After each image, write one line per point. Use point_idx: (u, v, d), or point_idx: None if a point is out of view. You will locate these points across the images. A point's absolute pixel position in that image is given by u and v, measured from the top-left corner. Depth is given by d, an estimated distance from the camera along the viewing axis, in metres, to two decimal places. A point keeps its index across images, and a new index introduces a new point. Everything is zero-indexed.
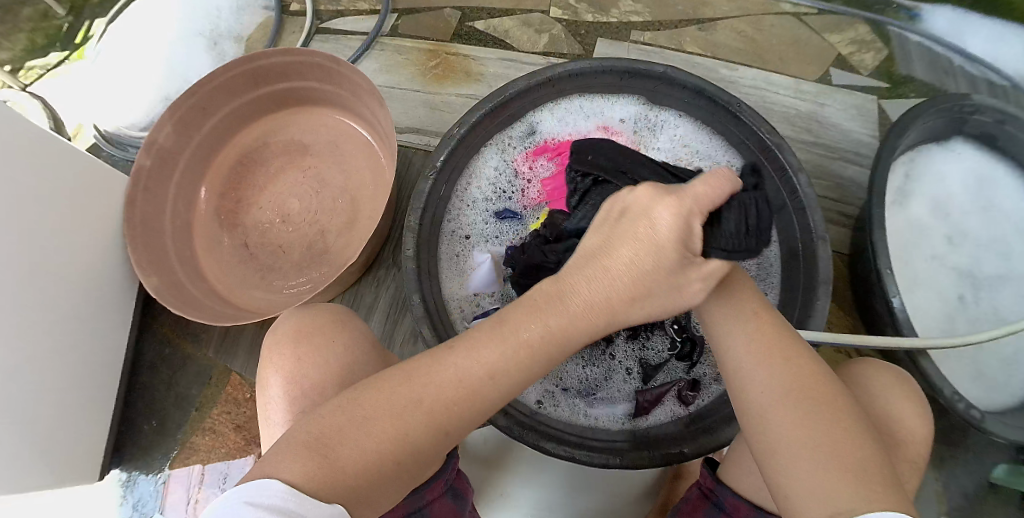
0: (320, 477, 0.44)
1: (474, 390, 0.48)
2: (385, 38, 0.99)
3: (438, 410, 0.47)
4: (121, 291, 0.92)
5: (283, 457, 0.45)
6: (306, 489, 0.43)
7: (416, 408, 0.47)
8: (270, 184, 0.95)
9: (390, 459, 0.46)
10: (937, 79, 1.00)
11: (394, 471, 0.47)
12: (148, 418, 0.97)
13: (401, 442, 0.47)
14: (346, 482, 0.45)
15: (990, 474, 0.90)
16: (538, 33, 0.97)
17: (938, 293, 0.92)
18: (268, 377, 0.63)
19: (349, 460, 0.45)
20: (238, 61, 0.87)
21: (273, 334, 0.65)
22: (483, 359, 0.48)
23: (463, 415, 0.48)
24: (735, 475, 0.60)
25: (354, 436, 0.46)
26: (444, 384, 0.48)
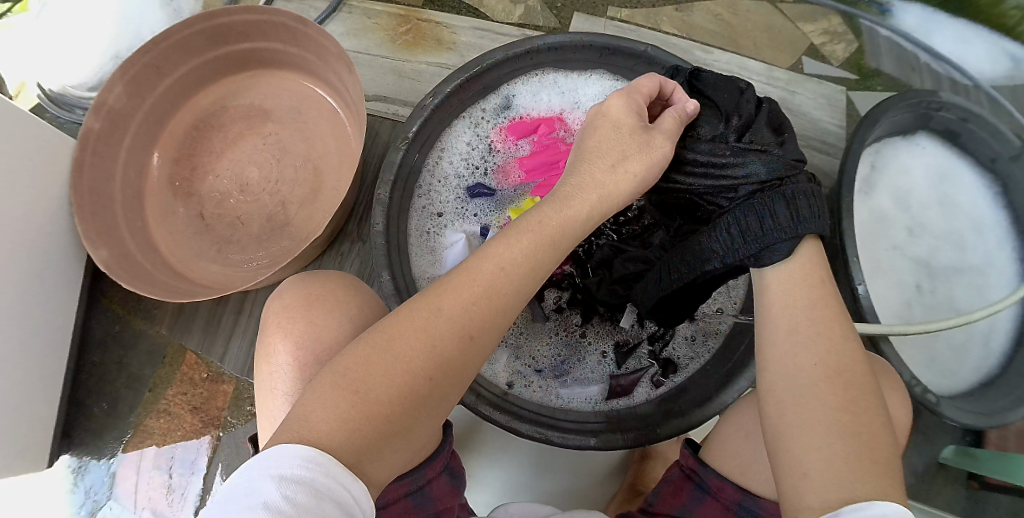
0: (349, 413, 0.42)
1: (496, 298, 0.47)
2: (353, 0, 0.94)
3: (460, 314, 0.46)
4: (68, 264, 0.87)
5: (311, 402, 0.43)
6: (336, 428, 0.42)
7: (439, 320, 0.45)
8: (227, 151, 0.90)
9: (420, 373, 0.44)
10: (904, 76, 1.02)
11: (427, 392, 0.45)
12: (98, 401, 0.91)
13: (430, 355, 0.45)
14: (376, 410, 0.43)
15: (940, 455, 0.93)
16: (513, 3, 0.94)
17: (899, 282, 0.95)
18: (274, 345, 0.59)
19: (377, 384, 0.43)
20: (197, 18, 0.82)
21: (270, 308, 0.62)
22: (499, 260, 0.47)
23: (495, 323, 0.47)
24: (713, 461, 0.60)
25: (379, 362, 0.44)
26: (459, 291, 0.46)
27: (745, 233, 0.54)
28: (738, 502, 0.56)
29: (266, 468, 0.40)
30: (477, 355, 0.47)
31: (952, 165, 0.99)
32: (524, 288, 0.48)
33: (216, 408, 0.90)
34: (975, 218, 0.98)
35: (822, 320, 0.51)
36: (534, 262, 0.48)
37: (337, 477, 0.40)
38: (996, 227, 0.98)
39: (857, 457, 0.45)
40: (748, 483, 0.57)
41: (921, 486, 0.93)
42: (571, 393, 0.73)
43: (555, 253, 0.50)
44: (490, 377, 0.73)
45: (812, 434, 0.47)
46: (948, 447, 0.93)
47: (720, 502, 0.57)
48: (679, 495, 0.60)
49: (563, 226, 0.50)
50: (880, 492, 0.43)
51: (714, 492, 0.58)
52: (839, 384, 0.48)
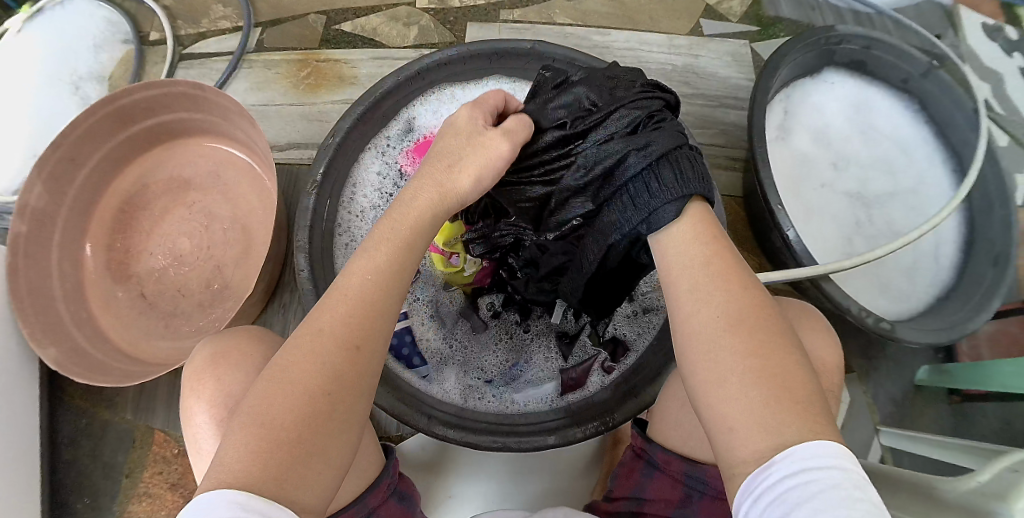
0: (258, 443, 0.42)
1: (369, 303, 0.48)
2: (250, 55, 0.95)
3: (340, 328, 0.46)
4: (21, 370, 0.86)
5: (227, 446, 0.42)
6: (249, 463, 0.41)
7: (321, 337, 0.46)
8: (156, 227, 0.91)
9: (317, 390, 0.44)
10: (804, 16, 1.05)
11: (327, 403, 0.44)
12: (80, 496, 0.91)
13: (320, 370, 0.45)
14: (282, 432, 0.42)
15: (917, 378, 0.96)
16: (406, 26, 0.96)
17: (835, 218, 0.96)
18: (192, 409, 0.59)
19: (277, 412, 0.43)
20: (101, 103, 0.82)
21: (190, 365, 0.62)
22: (365, 270, 0.49)
23: (375, 327, 0.48)
24: (669, 430, 0.62)
25: (276, 391, 0.44)
26: (337, 306, 0.47)
27: (636, 201, 0.54)
28: (686, 471, 0.58)
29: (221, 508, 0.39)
30: (370, 362, 0.47)
31: (865, 94, 1.02)
32: (394, 288, 0.49)
33: (195, 480, 0.91)
34: (896, 140, 1.01)
35: (725, 271, 0.52)
36: (395, 265, 0.50)
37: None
38: (919, 145, 1.01)
39: (786, 401, 0.46)
40: (698, 449, 0.58)
41: (896, 409, 0.95)
42: (526, 396, 0.74)
43: (412, 256, 0.51)
44: (443, 395, 0.73)
45: (739, 386, 0.47)
46: (921, 370, 0.96)
47: (670, 475, 0.59)
48: (634, 474, 0.62)
49: (415, 228, 0.51)
50: (811, 435, 0.45)
51: (663, 466, 0.59)
52: (746, 329, 0.49)
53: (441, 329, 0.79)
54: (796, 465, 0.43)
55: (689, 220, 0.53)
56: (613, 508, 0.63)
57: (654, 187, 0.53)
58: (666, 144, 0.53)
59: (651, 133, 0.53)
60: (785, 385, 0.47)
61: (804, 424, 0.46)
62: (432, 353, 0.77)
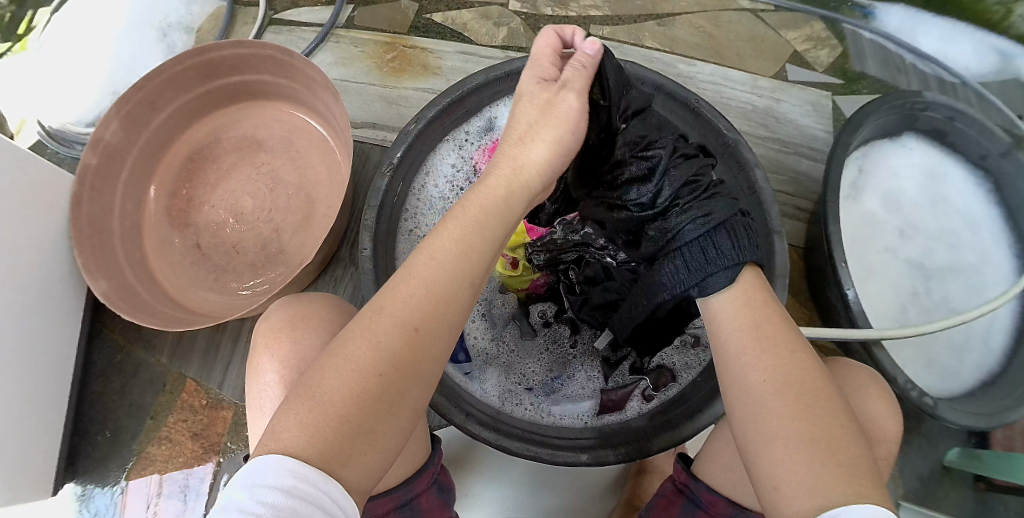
0: (309, 419, 0.43)
1: (437, 286, 0.48)
2: (340, 30, 0.97)
3: (401, 311, 0.47)
4: (69, 298, 0.88)
5: (280, 418, 0.44)
6: (300, 441, 0.42)
7: (383, 318, 0.47)
8: (222, 182, 0.92)
9: (372, 370, 0.45)
10: (889, 76, 1.03)
11: (381, 391, 0.45)
12: (102, 429, 0.93)
13: (379, 353, 0.45)
14: (334, 412, 0.43)
15: (945, 458, 0.93)
16: (496, 26, 0.97)
17: (892, 285, 0.94)
18: (262, 361, 0.60)
19: (333, 391, 0.44)
20: (189, 53, 0.84)
21: (263, 323, 0.64)
22: (434, 252, 0.49)
23: (441, 311, 0.48)
24: (708, 471, 0.61)
25: (335, 365, 0.45)
26: (401, 283, 0.48)
27: (688, 265, 0.57)
28: (730, 515, 0.58)
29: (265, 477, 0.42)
30: (427, 351, 0.47)
31: (941, 164, 0.99)
32: (460, 276, 0.49)
33: (216, 434, 0.92)
34: (966, 216, 0.98)
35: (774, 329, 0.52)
36: (464, 247, 0.49)
37: (307, 477, 0.41)
38: (989, 225, 0.98)
39: (842, 467, 0.45)
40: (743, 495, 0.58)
41: (925, 489, 0.92)
42: (563, 410, 0.74)
43: (483, 244, 0.50)
44: (483, 395, 0.73)
45: (787, 440, 0.47)
46: (951, 450, 0.92)
47: (713, 516, 0.59)
48: (671, 509, 0.62)
49: (484, 210, 0.51)
50: (859, 500, 0.44)
51: (707, 507, 0.59)
52: (789, 385, 0.49)
53: (490, 329, 0.79)
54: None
55: (741, 286, 0.55)
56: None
57: (709, 254, 0.56)
58: (723, 214, 0.57)
59: (708, 203, 0.58)
60: (841, 451, 0.46)
61: (858, 491, 0.44)
62: (477, 353, 0.78)
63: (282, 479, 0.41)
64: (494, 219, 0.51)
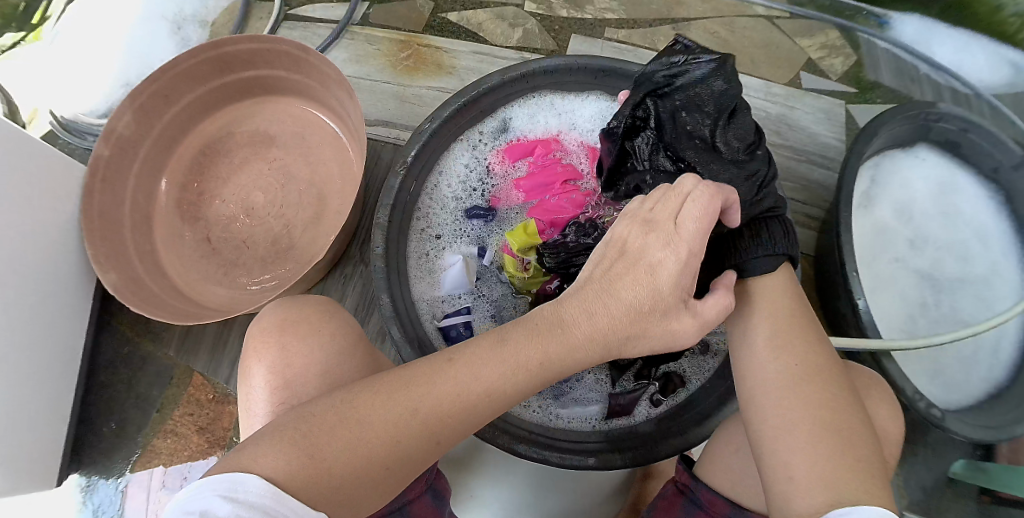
0: (303, 476, 0.42)
1: (488, 385, 0.48)
2: (355, 28, 0.97)
3: (432, 419, 0.47)
4: (78, 288, 0.88)
5: (266, 447, 0.43)
6: (285, 486, 0.41)
7: (412, 418, 0.46)
8: (233, 176, 0.92)
9: (389, 440, 0.46)
10: (903, 86, 1.02)
11: (382, 477, 0.45)
12: (107, 421, 0.93)
13: (392, 448, 0.45)
14: (331, 482, 0.43)
15: (950, 470, 0.92)
16: (511, 27, 0.97)
17: (902, 296, 0.94)
18: (251, 368, 0.60)
19: (338, 461, 0.44)
20: (203, 47, 0.84)
21: (259, 321, 0.62)
22: (498, 345, 0.50)
23: (476, 412, 0.48)
24: (715, 477, 0.60)
25: (343, 438, 0.45)
26: (457, 368, 0.48)
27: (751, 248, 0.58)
28: (729, 516, 0.58)
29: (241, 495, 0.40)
30: (443, 437, 0.47)
31: (953, 176, 0.99)
32: (518, 380, 0.50)
33: (222, 428, 0.92)
34: (978, 229, 0.98)
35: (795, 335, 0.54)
36: (514, 391, 0.49)
37: (283, 502, 0.41)
38: (1000, 238, 0.97)
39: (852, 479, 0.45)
40: (745, 496, 0.58)
41: (929, 501, 0.92)
42: (571, 413, 0.74)
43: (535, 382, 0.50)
44: None
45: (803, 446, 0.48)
46: (957, 463, 0.92)
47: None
48: (673, 510, 0.62)
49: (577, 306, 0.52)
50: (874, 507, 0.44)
51: (707, 508, 0.60)
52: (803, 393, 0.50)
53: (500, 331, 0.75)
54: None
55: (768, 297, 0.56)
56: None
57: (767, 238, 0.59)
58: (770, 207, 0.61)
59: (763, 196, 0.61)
60: None
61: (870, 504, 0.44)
62: None
63: (257, 497, 0.40)
64: (553, 364, 0.50)
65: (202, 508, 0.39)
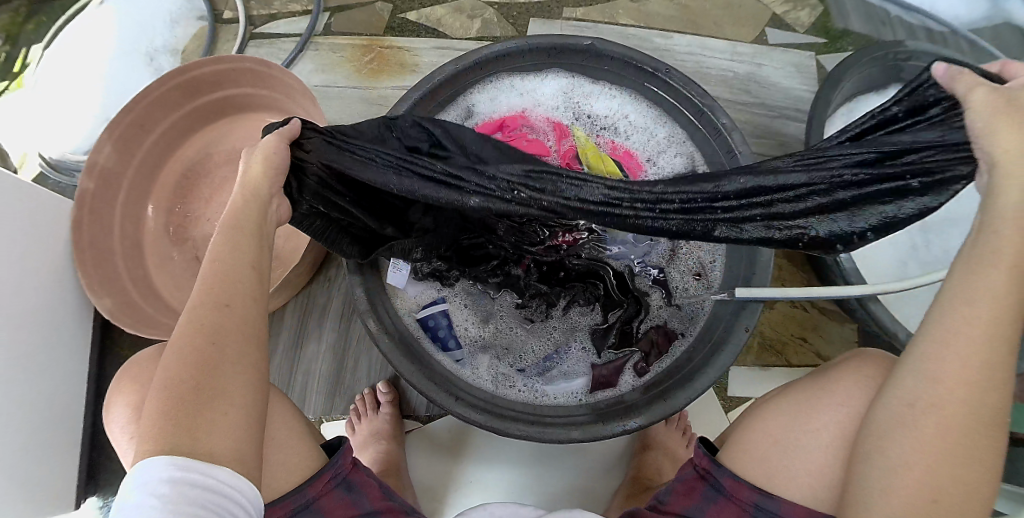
0: (168, 411, 0.46)
1: (223, 274, 0.49)
2: (318, 37, 0.99)
3: (209, 293, 0.49)
4: (77, 320, 0.91)
5: (145, 423, 0.46)
6: (164, 429, 0.45)
7: (196, 309, 0.48)
8: (215, 195, 0.95)
9: (187, 363, 0.47)
10: (875, 31, 1.01)
11: (214, 356, 0.47)
12: (118, 443, 0.96)
13: (201, 332, 0.48)
14: (186, 388, 0.46)
15: None
16: (470, 18, 0.98)
17: (891, 241, 0.93)
18: (113, 415, 0.64)
19: (177, 377, 0.46)
20: (171, 73, 0.86)
21: (120, 372, 0.67)
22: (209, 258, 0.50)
23: (245, 287, 0.50)
24: (736, 459, 0.61)
25: (173, 366, 0.47)
26: (194, 291, 0.49)
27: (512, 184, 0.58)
28: (755, 502, 0.58)
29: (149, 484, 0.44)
30: (227, 329, 0.48)
31: None
32: (239, 262, 0.50)
33: None
34: None
35: None
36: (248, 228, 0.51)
37: (190, 465, 0.44)
38: None
39: None
40: (773, 484, 0.58)
41: None
42: (557, 390, 0.76)
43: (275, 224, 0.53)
44: (475, 380, 0.75)
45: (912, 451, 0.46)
46: None
47: (737, 503, 0.59)
48: (693, 495, 0.62)
49: (242, 206, 0.52)
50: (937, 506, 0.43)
51: (730, 493, 0.59)
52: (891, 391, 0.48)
53: (480, 315, 0.80)
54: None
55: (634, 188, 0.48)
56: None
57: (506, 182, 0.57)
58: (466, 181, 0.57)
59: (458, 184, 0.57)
60: None
61: None
62: (467, 339, 0.78)
63: (163, 477, 0.44)
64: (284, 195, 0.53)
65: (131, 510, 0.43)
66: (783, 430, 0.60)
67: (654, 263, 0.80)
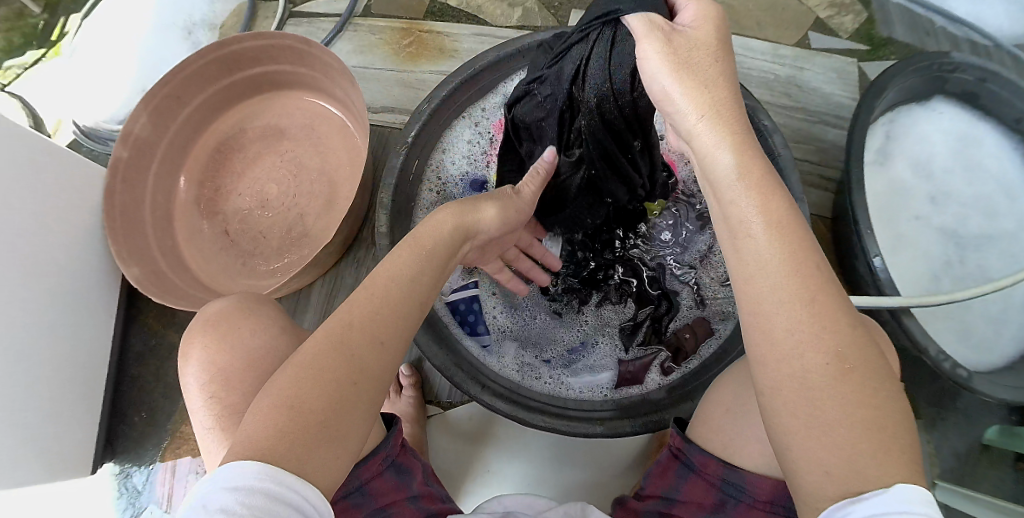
0: (283, 431, 0.42)
1: (391, 299, 0.50)
2: (358, 19, 0.99)
3: (365, 322, 0.48)
4: (104, 286, 0.92)
5: (253, 424, 0.43)
6: (278, 455, 0.41)
7: (351, 331, 0.47)
8: (247, 170, 0.95)
9: (343, 377, 0.45)
10: (919, 41, 0.99)
11: (350, 395, 0.45)
12: (138, 411, 0.96)
13: (347, 360, 0.46)
14: (311, 416, 0.43)
15: (984, 436, 0.88)
16: (511, 7, 0.97)
17: (923, 254, 0.91)
18: (189, 365, 0.61)
19: (314, 396, 0.44)
20: (211, 47, 0.86)
21: (196, 320, 0.64)
22: (387, 274, 0.51)
23: (399, 327, 0.50)
24: (704, 434, 0.60)
25: (308, 378, 0.44)
26: (360, 303, 0.49)
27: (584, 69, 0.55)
28: (722, 476, 0.57)
29: (235, 485, 0.40)
30: (388, 360, 0.48)
31: (975, 128, 0.95)
32: (415, 288, 0.52)
33: None
34: (1002, 182, 0.94)
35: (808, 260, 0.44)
36: (418, 261, 0.54)
37: (279, 478, 0.40)
38: None
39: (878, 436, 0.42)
40: None
41: (960, 466, 0.88)
42: (582, 384, 0.75)
43: (429, 259, 0.54)
44: (501, 369, 0.74)
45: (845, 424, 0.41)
46: (991, 428, 0.88)
47: (705, 478, 0.58)
48: (667, 474, 0.62)
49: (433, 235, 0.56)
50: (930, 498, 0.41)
51: (699, 469, 0.58)
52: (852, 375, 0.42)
53: (509, 306, 0.80)
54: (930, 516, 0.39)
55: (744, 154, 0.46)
56: (642, 505, 0.63)
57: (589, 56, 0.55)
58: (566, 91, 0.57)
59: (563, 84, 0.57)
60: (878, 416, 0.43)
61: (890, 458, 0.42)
62: (495, 328, 0.78)
63: (253, 481, 0.40)
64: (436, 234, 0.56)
65: (211, 501, 0.39)
66: (733, 399, 0.58)
67: (687, 264, 0.79)
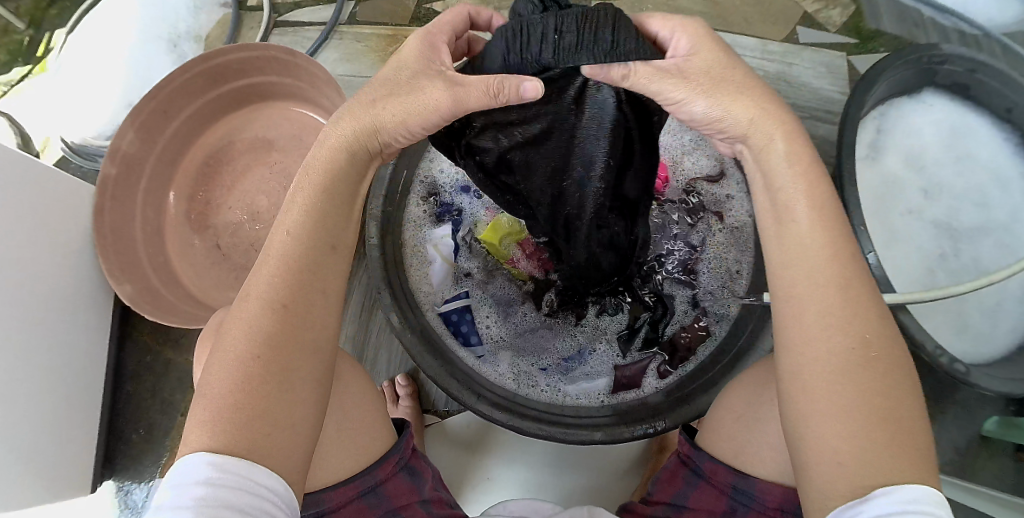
0: (218, 427, 0.44)
1: (291, 255, 0.48)
2: (343, 27, 0.98)
3: (264, 291, 0.47)
4: (97, 304, 0.91)
5: (190, 425, 0.45)
6: (220, 446, 0.43)
7: (248, 304, 0.47)
8: (237, 183, 0.95)
9: (250, 355, 0.46)
10: (907, 32, 0.99)
11: (266, 369, 0.46)
12: (136, 428, 0.96)
13: (250, 335, 0.46)
14: (228, 402, 0.45)
15: (982, 427, 0.88)
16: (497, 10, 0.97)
17: (917, 248, 0.91)
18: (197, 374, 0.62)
19: (219, 381, 0.45)
20: (197, 60, 0.86)
21: (203, 335, 0.65)
22: (284, 226, 0.49)
23: (304, 286, 0.48)
24: (713, 442, 0.60)
25: (218, 369, 0.46)
26: (264, 272, 0.48)
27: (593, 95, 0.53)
28: (732, 483, 0.56)
29: (188, 480, 0.42)
30: (305, 320, 0.48)
31: (966, 119, 0.95)
32: (319, 241, 0.50)
33: None
34: (995, 173, 0.94)
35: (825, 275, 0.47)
36: (314, 213, 0.50)
37: (227, 467, 0.43)
38: (1017, 180, 0.93)
39: None
40: (754, 469, 0.56)
41: (960, 459, 0.88)
42: (578, 390, 0.75)
43: (332, 201, 0.51)
44: (497, 378, 0.74)
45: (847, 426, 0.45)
46: (990, 419, 0.88)
47: (715, 486, 0.57)
48: (675, 480, 0.61)
49: (328, 178, 0.51)
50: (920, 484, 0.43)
51: (709, 476, 0.58)
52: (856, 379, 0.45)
53: (502, 315, 0.79)
54: (894, 507, 0.41)
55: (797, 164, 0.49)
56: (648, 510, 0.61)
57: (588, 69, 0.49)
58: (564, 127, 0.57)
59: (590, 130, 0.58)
60: None
61: None
62: (488, 337, 0.78)
63: (203, 472, 0.42)
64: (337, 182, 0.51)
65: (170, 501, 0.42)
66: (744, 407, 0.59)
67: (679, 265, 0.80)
